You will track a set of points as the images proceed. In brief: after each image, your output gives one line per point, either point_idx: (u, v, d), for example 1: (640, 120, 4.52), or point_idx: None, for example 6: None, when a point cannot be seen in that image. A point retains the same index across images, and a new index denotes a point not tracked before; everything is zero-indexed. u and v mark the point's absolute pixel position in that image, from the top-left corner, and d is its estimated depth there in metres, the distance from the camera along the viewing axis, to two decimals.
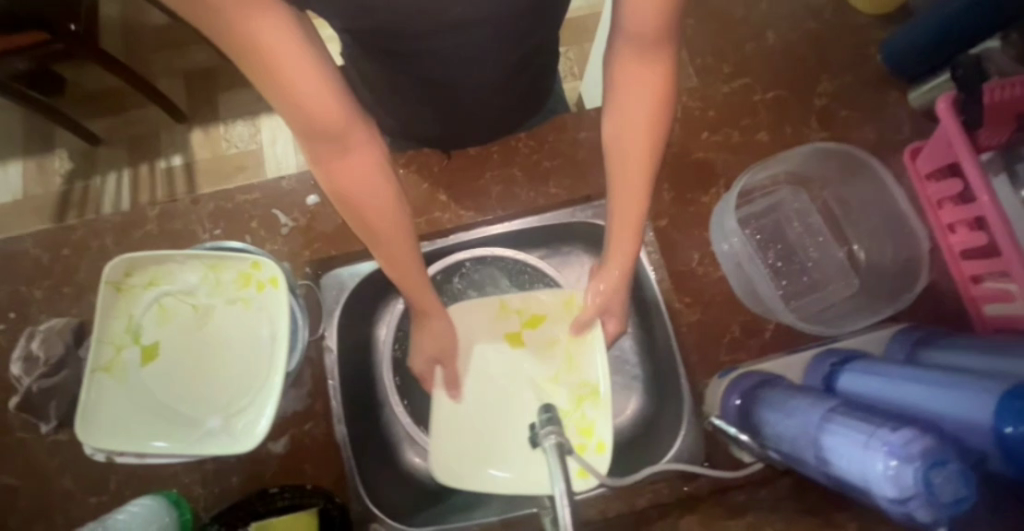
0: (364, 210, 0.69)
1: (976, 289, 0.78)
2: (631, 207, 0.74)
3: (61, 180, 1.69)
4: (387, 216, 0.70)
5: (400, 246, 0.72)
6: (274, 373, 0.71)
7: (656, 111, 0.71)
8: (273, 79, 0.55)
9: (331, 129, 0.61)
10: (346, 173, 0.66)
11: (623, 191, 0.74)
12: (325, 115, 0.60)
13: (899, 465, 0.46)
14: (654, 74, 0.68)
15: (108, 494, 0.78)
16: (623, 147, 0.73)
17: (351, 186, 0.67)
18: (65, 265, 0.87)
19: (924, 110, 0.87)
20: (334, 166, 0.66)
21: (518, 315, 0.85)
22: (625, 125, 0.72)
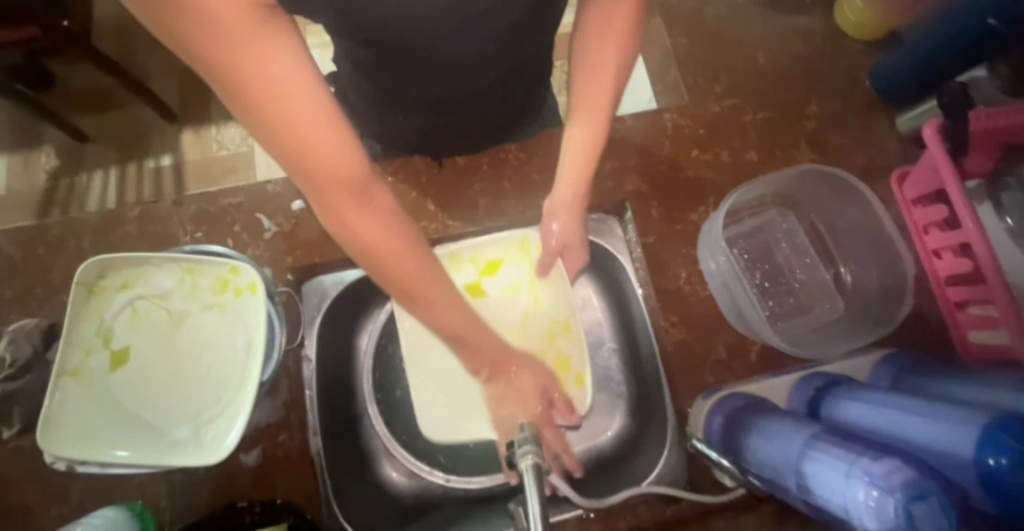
0: (389, 266, 0.64)
1: (960, 314, 0.78)
2: (586, 127, 0.75)
3: (47, 176, 1.66)
4: (412, 270, 0.65)
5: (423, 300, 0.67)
6: (247, 381, 0.69)
7: (621, 39, 0.71)
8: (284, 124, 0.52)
9: (349, 179, 0.57)
10: (366, 225, 0.61)
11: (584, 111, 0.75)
12: (339, 163, 0.56)
13: (880, 496, 0.45)
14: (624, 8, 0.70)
15: (70, 504, 0.75)
16: (586, 73, 0.74)
17: (371, 240, 0.62)
18: (40, 265, 0.84)
19: (911, 136, 0.88)
20: (349, 219, 0.60)
21: (474, 265, 0.85)
22: (595, 49, 0.73)
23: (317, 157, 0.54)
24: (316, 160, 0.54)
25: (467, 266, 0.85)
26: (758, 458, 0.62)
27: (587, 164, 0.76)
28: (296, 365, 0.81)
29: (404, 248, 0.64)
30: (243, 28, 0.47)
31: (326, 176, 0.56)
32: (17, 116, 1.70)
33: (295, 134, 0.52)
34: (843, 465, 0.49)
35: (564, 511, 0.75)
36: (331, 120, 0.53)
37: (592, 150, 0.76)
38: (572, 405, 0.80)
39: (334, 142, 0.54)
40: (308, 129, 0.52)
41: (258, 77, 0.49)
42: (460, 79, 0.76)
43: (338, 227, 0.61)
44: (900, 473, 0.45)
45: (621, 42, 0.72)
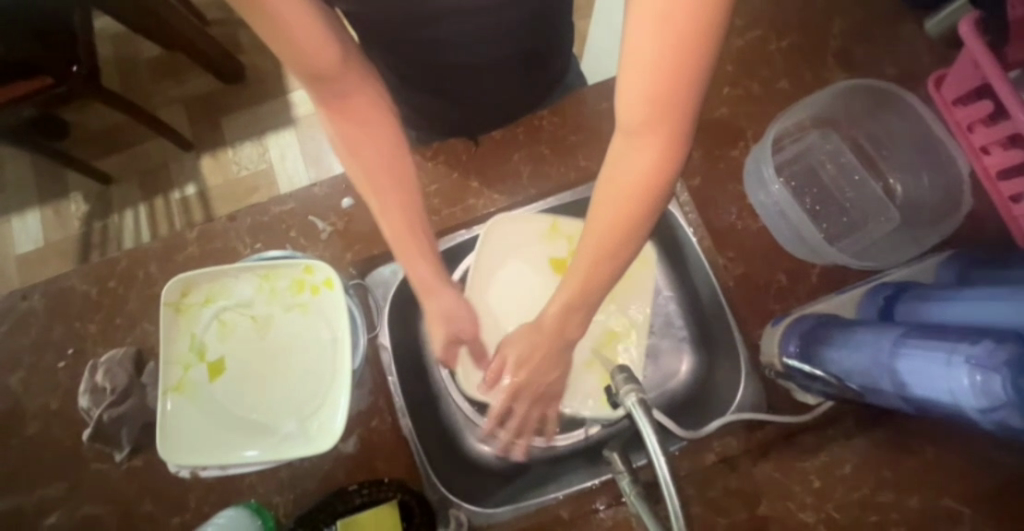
0: (370, 161, 0.71)
1: (1015, 208, 0.77)
2: (589, 264, 0.63)
3: (80, 223, 1.71)
4: (388, 166, 0.72)
5: (396, 199, 0.72)
6: (341, 371, 0.72)
7: (642, 203, 0.59)
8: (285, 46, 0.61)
9: (332, 74, 0.65)
10: (348, 119, 0.70)
11: (591, 247, 0.62)
12: (322, 57, 0.63)
13: (985, 376, 0.47)
14: (651, 160, 0.56)
15: (190, 511, 0.80)
16: (601, 223, 0.61)
17: (356, 134, 0.71)
18: (115, 296, 0.88)
19: (942, 38, 0.87)
20: (335, 111, 0.69)
21: (569, 241, 0.88)
22: (613, 186, 0.59)
23: (300, 49, 0.61)
24: (301, 53, 0.61)
25: (562, 239, 0.89)
26: (844, 369, 0.63)
27: (578, 298, 0.65)
28: (374, 354, 0.85)
29: (384, 145, 0.72)
30: None
31: (308, 68, 0.63)
32: (41, 168, 1.74)
33: (279, 29, 0.59)
34: (942, 355, 0.51)
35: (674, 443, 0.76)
36: (311, 18, 0.61)
37: (591, 280, 0.64)
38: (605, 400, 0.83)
39: (315, 34, 0.61)
40: (290, 22, 0.59)
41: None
42: (490, 51, 0.77)
43: (326, 118, 0.70)
44: (1003, 352, 0.46)
45: (640, 197, 0.58)
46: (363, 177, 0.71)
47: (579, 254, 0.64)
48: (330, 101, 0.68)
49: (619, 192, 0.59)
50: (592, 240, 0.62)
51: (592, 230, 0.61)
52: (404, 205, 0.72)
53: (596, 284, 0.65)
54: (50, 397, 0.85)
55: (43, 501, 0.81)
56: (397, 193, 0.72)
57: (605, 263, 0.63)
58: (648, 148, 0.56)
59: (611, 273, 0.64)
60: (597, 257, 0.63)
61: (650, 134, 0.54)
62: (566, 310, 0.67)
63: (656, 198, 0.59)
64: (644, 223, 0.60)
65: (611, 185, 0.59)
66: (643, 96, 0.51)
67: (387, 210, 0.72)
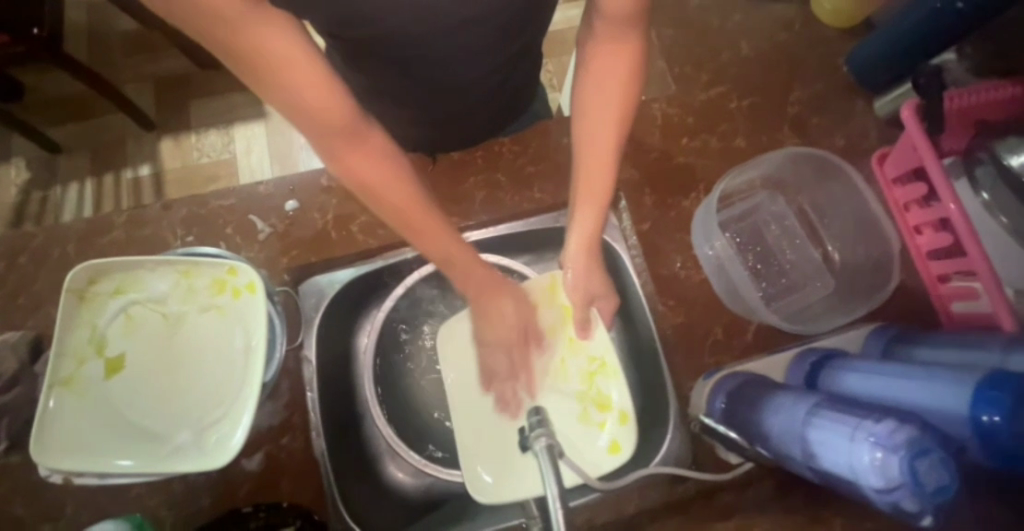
0: (393, 209, 0.69)
1: (943, 288, 0.80)
2: (600, 166, 0.75)
3: (18, 190, 1.60)
4: (417, 212, 0.69)
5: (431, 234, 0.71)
6: (249, 384, 0.68)
7: (624, 89, 0.73)
8: (291, 95, 0.57)
9: (344, 125, 0.62)
10: (362, 160, 0.65)
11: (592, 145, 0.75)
12: (328, 107, 0.59)
13: (884, 455, 0.47)
14: (620, 58, 0.71)
15: (64, 519, 0.73)
16: (592, 126, 0.75)
17: (374, 181, 0.67)
18: (22, 274, 0.82)
19: (889, 118, 0.91)
20: (348, 162, 0.65)
21: None
22: (599, 88, 0.73)
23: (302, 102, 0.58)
24: (302, 98, 0.57)
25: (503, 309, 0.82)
26: (763, 431, 0.63)
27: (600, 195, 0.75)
28: (295, 365, 0.80)
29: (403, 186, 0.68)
30: (232, 11, 0.50)
31: (318, 121, 0.60)
32: None
33: (285, 79, 0.56)
34: (848, 429, 0.51)
35: (585, 495, 0.75)
36: (316, 63, 0.56)
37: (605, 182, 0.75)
38: (615, 449, 0.77)
39: (320, 81, 0.57)
40: (296, 75, 0.55)
41: (251, 38, 0.52)
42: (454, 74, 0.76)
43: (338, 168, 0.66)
44: (902, 432, 0.47)
45: (622, 102, 0.73)
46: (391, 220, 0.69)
47: (581, 151, 0.76)
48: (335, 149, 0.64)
49: (601, 92, 0.73)
50: (596, 139, 0.75)
51: (590, 125, 0.75)
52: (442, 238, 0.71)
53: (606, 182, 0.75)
54: None
55: None
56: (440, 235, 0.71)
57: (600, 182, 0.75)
58: (619, 49, 0.71)
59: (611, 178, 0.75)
60: (597, 157, 0.75)
61: (626, 31, 0.69)
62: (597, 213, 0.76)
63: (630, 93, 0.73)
64: (627, 112, 0.74)
65: (595, 88, 0.74)
66: None
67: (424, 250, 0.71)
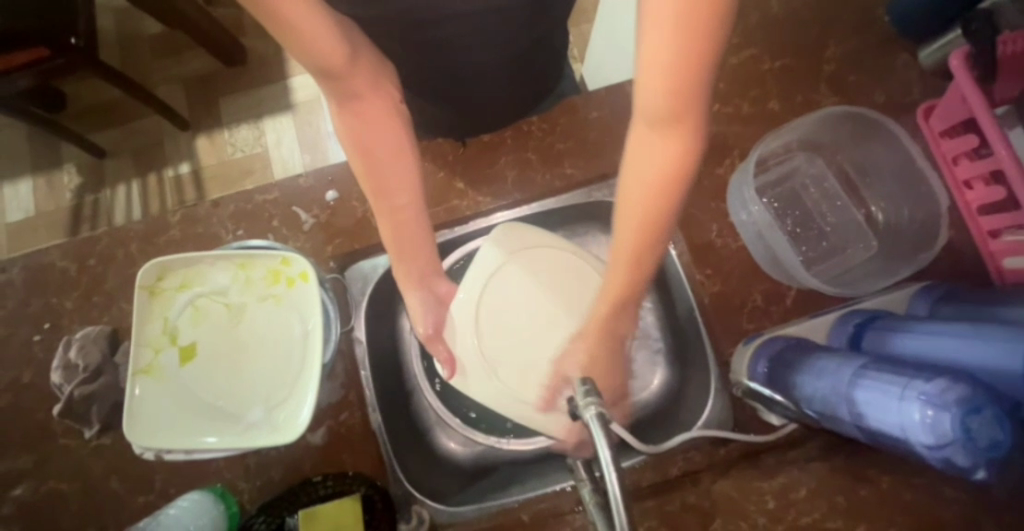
0: (375, 157, 0.71)
1: (995, 243, 0.78)
2: (622, 273, 0.64)
3: (72, 194, 1.70)
4: (392, 163, 0.72)
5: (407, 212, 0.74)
6: (310, 365, 0.73)
7: (662, 211, 0.60)
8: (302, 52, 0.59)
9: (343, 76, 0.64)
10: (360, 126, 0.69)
11: (622, 253, 0.63)
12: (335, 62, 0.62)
13: (936, 412, 0.47)
14: (672, 150, 0.56)
15: (155, 492, 0.81)
16: (630, 200, 0.61)
17: (365, 135, 0.70)
18: (94, 275, 0.88)
19: (934, 69, 0.87)
20: (350, 115, 0.69)
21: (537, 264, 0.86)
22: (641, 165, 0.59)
23: (310, 51, 0.59)
24: (313, 55, 0.60)
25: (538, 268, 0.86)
26: (808, 394, 0.64)
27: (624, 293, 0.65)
28: (348, 348, 0.85)
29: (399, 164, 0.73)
30: None
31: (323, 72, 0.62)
32: (35, 137, 1.73)
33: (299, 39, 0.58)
34: (897, 389, 0.51)
35: (633, 458, 0.78)
36: (327, 23, 0.59)
37: (627, 285, 0.65)
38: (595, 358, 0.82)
39: (331, 43, 0.60)
40: (306, 31, 0.57)
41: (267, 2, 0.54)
42: (481, 57, 0.76)
43: (340, 120, 0.69)
44: (954, 390, 0.47)
45: (665, 189, 0.59)
46: (368, 179, 0.71)
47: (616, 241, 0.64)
48: (339, 97, 0.67)
49: (645, 155, 0.58)
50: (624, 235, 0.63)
51: (627, 202, 0.61)
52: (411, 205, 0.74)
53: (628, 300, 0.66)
54: (23, 369, 0.85)
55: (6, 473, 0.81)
56: (409, 189, 0.74)
57: (644, 262, 0.63)
58: (671, 139, 0.55)
59: (649, 267, 0.64)
60: (625, 259, 0.64)
61: (676, 123, 0.53)
62: (614, 310, 0.67)
63: (686, 179, 0.58)
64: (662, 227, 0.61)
65: (636, 171, 0.59)
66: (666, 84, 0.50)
67: (399, 227, 0.74)
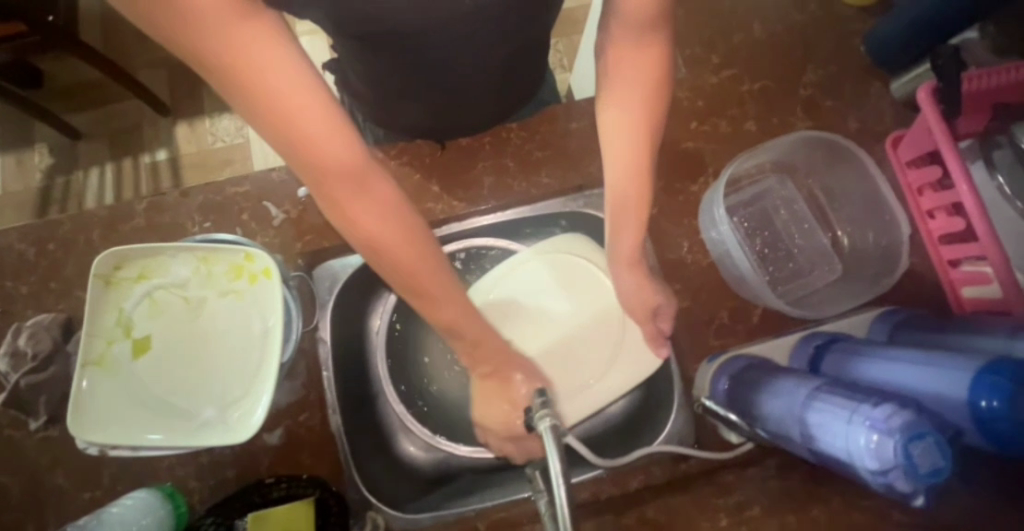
0: (385, 244, 0.65)
1: (954, 272, 0.80)
2: (631, 189, 0.74)
3: (42, 175, 1.65)
4: (404, 242, 0.65)
5: (433, 288, 0.67)
6: (267, 365, 0.71)
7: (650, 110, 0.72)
8: (288, 130, 0.57)
9: (342, 163, 0.60)
10: (367, 212, 0.63)
11: (622, 135, 0.73)
12: (329, 140, 0.58)
13: (881, 438, 0.48)
14: (650, 56, 0.70)
15: (101, 488, 0.78)
16: (625, 109, 0.73)
17: (373, 226, 0.64)
18: (52, 260, 0.85)
19: (905, 100, 0.89)
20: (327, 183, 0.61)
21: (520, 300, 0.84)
22: (628, 93, 0.72)
23: (297, 132, 0.57)
24: (302, 137, 0.57)
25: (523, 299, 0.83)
26: (764, 413, 0.65)
27: (644, 184, 0.73)
28: (312, 347, 0.83)
29: (415, 242, 0.66)
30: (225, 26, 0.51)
31: (317, 156, 0.58)
32: (6, 114, 1.68)
33: (284, 114, 0.56)
34: (846, 413, 0.52)
35: (587, 472, 0.78)
36: (318, 100, 0.56)
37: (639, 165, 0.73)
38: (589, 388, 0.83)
39: (322, 122, 0.57)
40: (290, 100, 0.55)
41: (234, 51, 0.52)
42: (461, 63, 0.75)
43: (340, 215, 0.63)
44: (899, 416, 0.48)
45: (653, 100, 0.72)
46: (380, 259, 0.66)
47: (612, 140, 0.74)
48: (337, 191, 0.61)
49: (628, 71, 0.71)
50: (624, 152, 0.73)
51: (616, 130, 0.73)
52: (435, 282, 0.67)
53: (640, 189, 0.74)
54: None
55: None
56: (412, 254, 0.65)
57: (644, 172, 0.73)
58: (646, 59, 0.70)
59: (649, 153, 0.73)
60: (630, 176, 0.73)
61: (648, 31, 0.68)
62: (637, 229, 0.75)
63: (664, 87, 0.72)
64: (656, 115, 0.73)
65: (621, 82, 0.72)
66: (637, 10, 0.66)
67: (429, 299, 0.68)
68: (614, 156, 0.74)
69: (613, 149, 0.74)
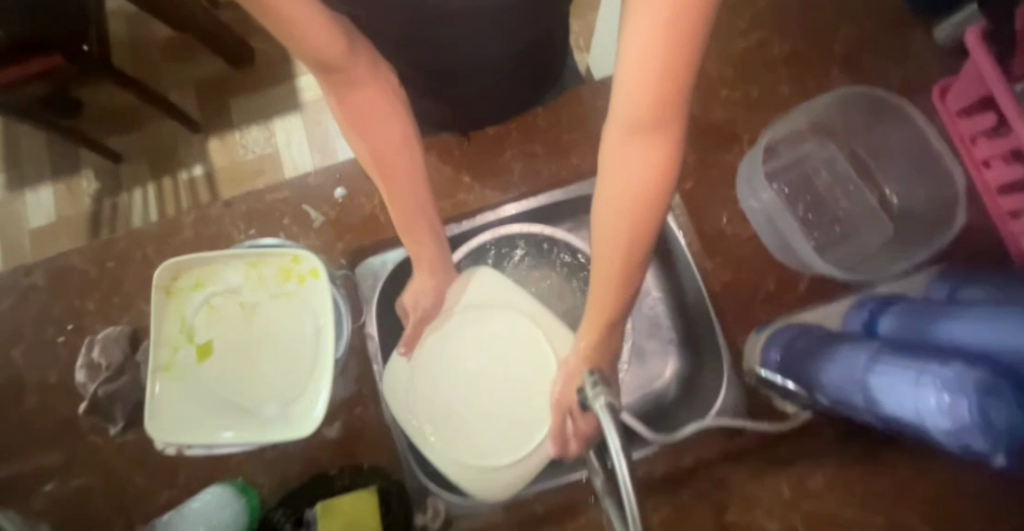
0: (377, 142, 0.70)
1: (1015, 224, 0.76)
2: (604, 300, 0.63)
3: (90, 199, 1.74)
4: (390, 138, 0.71)
5: (408, 186, 0.73)
6: (323, 362, 0.74)
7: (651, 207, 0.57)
8: (291, 40, 0.59)
9: (339, 65, 0.63)
10: (355, 110, 0.68)
11: (612, 245, 0.60)
12: (328, 48, 0.61)
13: (953, 398, 0.46)
14: (652, 159, 0.55)
15: (179, 487, 0.83)
16: (616, 217, 0.58)
17: (365, 121, 0.69)
18: (113, 277, 0.90)
19: (951, 47, 0.84)
20: (346, 99, 0.68)
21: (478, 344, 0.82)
22: (624, 202, 0.58)
23: (310, 46, 0.59)
24: (306, 46, 0.59)
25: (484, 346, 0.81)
26: (822, 380, 0.63)
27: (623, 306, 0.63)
28: (360, 344, 0.86)
29: (398, 140, 0.72)
30: None
31: (317, 60, 0.62)
32: (53, 144, 1.77)
33: (286, 27, 0.57)
34: (912, 375, 0.51)
35: (643, 448, 0.76)
36: (319, 12, 0.58)
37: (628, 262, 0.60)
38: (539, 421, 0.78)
39: (323, 32, 0.59)
40: (291, 13, 0.56)
41: None
42: (486, 51, 0.75)
43: (336, 107, 0.68)
44: (971, 374, 0.46)
45: (645, 210, 0.57)
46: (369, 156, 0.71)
47: (600, 244, 0.61)
48: (338, 86, 0.66)
49: (621, 177, 0.57)
50: (604, 269, 0.61)
51: (606, 242, 0.60)
52: (413, 183, 0.74)
53: (619, 304, 0.63)
54: (49, 370, 0.87)
55: (37, 470, 0.84)
56: (408, 177, 0.73)
57: (628, 281, 0.62)
58: (649, 155, 0.54)
59: (637, 273, 0.62)
60: (607, 289, 0.63)
61: (651, 134, 0.53)
62: (598, 342, 0.67)
63: (664, 196, 0.57)
64: (646, 239, 0.59)
65: (613, 177, 0.57)
66: (638, 110, 0.51)
67: (400, 200, 0.73)
68: (595, 262, 0.62)
69: (602, 258, 0.61)
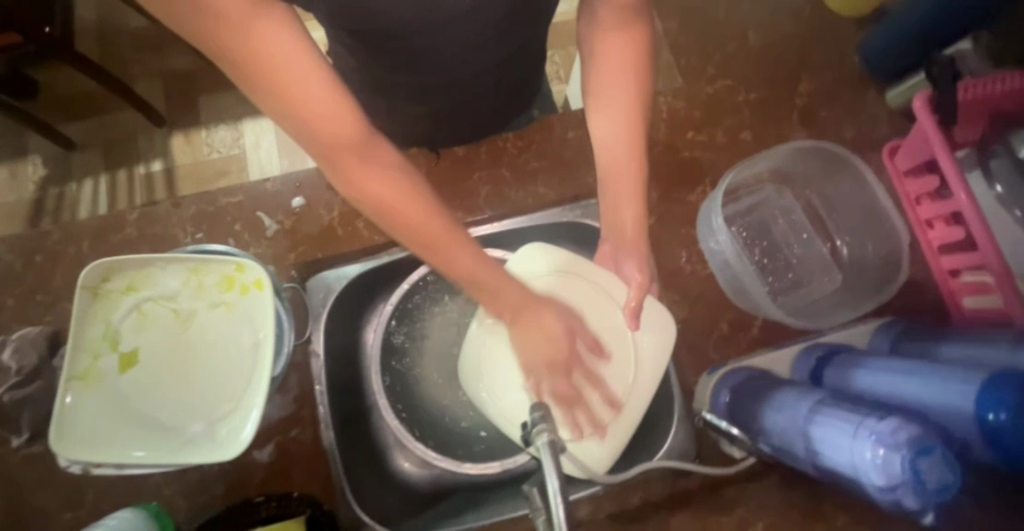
0: (407, 218, 0.63)
1: (954, 282, 0.79)
2: (623, 176, 0.72)
3: (35, 186, 1.63)
4: (421, 211, 0.63)
5: (460, 255, 0.65)
6: (258, 381, 0.69)
7: (640, 83, 0.71)
8: (293, 106, 0.54)
9: (351, 140, 0.58)
10: (379, 181, 0.61)
11: (611, 123, 0.72)
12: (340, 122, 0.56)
13: (887, 454, 0.46)
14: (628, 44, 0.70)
15: (84, 508, 0.75)
16: (612, 100, 0.72)
17: (389, 197, 0.62)
18: (39, 272, 0.84)
19: (901, 110, 0.89)
20: (356, 178, 0.61)
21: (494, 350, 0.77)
22: (618, 85, 0.71)
23: (317, 119, 0.55)
24: (311, 118, 0.55)
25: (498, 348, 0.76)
26: (768, 427, 0.63)
27: (637, 176, 0.72)
28: (304, 360, 0.82)
29: (431, 210, 0.64)
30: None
31: (329, 137, 0.57)
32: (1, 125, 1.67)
33: (289, 95, 0.53)
34: (851, 427, 0.51)
35: (583, 489, 0.75)
36: (327, 81, 0.54)
37: (633, 137, 0.71)
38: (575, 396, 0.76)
39: (335, 106, 0.55)
40: (298, 80, 0.53)
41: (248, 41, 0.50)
42: (459, 72, 0.75)
43: (350, 186, 0.61)
44: (905, 430, 0.46)
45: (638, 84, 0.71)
46: (403, 233, 0.63)
47: (603, 130, 0.73)
48: (357, 159, 0.60)
49: (613, 69, 0.71)
50: (613, 147, 0.72)
51: (608, 123, 0.72)
52: (463, 253, 0.65)
53: (636, 174, 0.72)
54: None
55: None
56: (463, 247, 0.65)
57: (637, 148, 0.72)
58: (626, 44, 0.70)
59: (641, 142, 0.72)
60: (621, 166, 0.72)
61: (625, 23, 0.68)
62: (634, 216, 0.73)
63: (643, 68, 0.71)
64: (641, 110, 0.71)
65: (606, 74, 0.72)
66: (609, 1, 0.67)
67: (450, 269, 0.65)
68: (599, 150, 0.73)
69: (607, 142, 0.72)
